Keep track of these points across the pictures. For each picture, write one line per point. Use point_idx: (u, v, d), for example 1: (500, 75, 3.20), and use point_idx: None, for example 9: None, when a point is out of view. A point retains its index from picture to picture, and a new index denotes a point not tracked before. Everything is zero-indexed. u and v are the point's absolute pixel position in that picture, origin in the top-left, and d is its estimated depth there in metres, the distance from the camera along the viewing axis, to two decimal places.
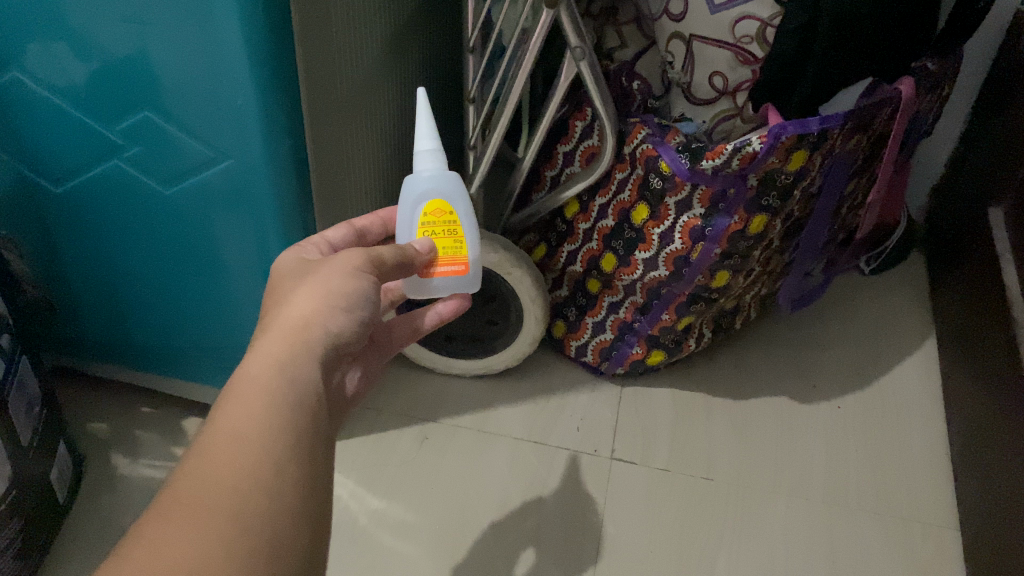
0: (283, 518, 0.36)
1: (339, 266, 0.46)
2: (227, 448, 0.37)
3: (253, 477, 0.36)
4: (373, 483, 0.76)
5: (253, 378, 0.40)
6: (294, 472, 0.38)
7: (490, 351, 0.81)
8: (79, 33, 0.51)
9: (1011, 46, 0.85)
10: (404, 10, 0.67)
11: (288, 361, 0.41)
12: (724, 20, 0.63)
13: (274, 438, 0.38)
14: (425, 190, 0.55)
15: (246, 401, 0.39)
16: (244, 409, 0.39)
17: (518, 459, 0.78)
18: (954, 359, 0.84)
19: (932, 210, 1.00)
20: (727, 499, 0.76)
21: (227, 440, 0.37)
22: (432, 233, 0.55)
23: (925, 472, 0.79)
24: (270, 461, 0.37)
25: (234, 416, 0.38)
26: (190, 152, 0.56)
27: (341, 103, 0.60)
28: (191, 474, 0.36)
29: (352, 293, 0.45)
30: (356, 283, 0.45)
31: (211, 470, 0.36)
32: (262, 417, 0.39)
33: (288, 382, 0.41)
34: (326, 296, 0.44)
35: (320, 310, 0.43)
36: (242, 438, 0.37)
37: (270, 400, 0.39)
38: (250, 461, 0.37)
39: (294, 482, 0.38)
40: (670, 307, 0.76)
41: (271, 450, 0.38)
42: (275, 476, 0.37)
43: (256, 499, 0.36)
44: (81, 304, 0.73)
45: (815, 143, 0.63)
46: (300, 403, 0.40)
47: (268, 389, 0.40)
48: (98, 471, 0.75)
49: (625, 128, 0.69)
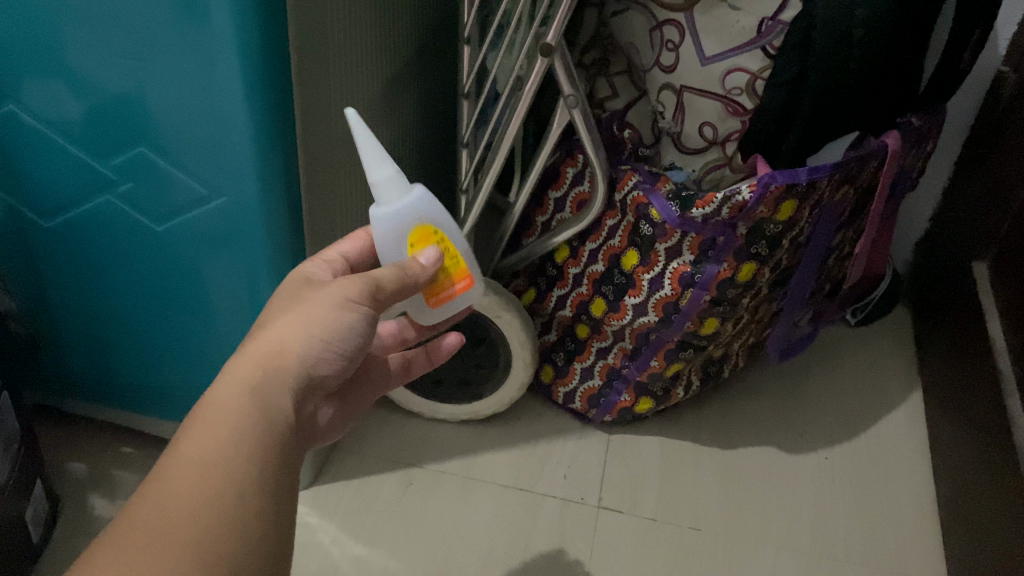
0: (244, 547, 0.36)
1: (329, 295, 0.45)
2: (192, 471, 0.37)
3: (214, 503, 0.36)
4: (355, 530, 0.74)
5: (221, 399, 0.40)
6: (255, 501, 0.38)
7: (478, 397, 0.81)
8: (78, 70, 0.51)
9: (993, 105, 0.87)
10: (400, 56, 0.68)
11: (263, 385, 0.41)
12: (714, 72, 0.64)
13: (240, 463, 0.38)
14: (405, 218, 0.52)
15: (212, 424, 0.39)
16: (210, 431, 0.38)
17: (503, 506, 0.77)
18: (940, 412, 0.84)
19: (917, 264, 1.01)
20: (715, 551, 0.74)
21: (191, 465, 0.37)
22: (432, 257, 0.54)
23: (914, 525, 0.78)
24: (234, 489, 0.37)
25: (200, 441, 0.38)
26: (182, 190, 0.56)
27: (336, 148, 0.61)
28: (152, 498, 0.36)
29: (334, 324, 0.44)
30: (343, 316, 0.45)
31: (175, 493, 0.36)
32: (229, 442, 0.38)
33: (262, 406, 0.40)
34: (322, 324, 0.44)
35: (299, 342, 0.43)
36: (207, 463, 0.37)
37: (237, 424, 0.39)
38: (213, 485, 0.37)
39: (257, 510, 0.38)
40: (659, 354, 0.76)
41: (236, 479, 0.38)
42: (236, 502, 0.37)
43: (215, 529, 0.36)
44: (64, 342, 0.72)
45: (803, 194, 0.64)
46: (268, 432, 0.40)
47: (239, 411, 0.40)
48: (74, 512, 0.73)
49: (615, 175, 0.70)
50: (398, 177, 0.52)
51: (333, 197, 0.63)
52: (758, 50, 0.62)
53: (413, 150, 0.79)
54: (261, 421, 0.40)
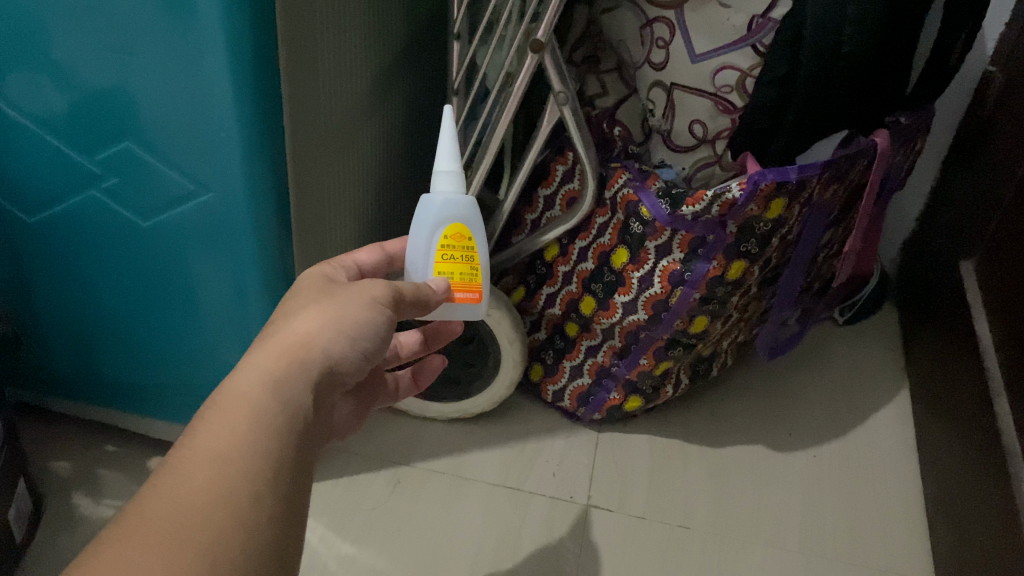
0: (257, 553, 0.33)
1: (360, 293, 0.43)
2: (206, 468, 0.34)
3: (227, 505, 0.33)
4: (343, 529, 0.74)
5: (236, 391, 0.37)
6: (270, 505, 0.35)
7: (466, 395, 0.81)
8: (62, 64, 0.51)
9: (980, 104, 0.87)
10: (389, 52, 0.68)
11: (281, 378, 0.38)
12: (704, 70, 0.65)
13: (257, 462, 0.35)
14: (440, 216, 0.53)
15: (228, 414, 0.36)
16: (226, 424, 0.35)
17: (492, 506, 0.77)
18: (927, 408, 0.85)
19: (905, 263, 1.02)
20: (705, 548, 0.75)
21: (205, 460, 0.34)
22: (450, 257, 0.53)
23: (900, 521, 0.78)
24: (250, 489, 0.34)
25: (216, 433, 0.35)
26: (170, 185, 0.56)
27: (327, 146, 0.61)
28: (163, 494, 0.33)
29: (362, 322, 0.42)
30: (370, 315, 0.42)
31: (188, 493, 0.33)
32: (246, 439, 0.35)
33: (281, 400, 0.37)
34: (335, 320, 0.41)
35: (324, 334, 0.40)
36: (223, 459, 0.34)
37: (258, 418, 0.36)
38: (227, 485, 0.34)
39: (270, 514, 0.34)
40: (649, 352, 0.76)
41: (251, 478, 0.34)
42: (252, 504, 0.34)
43: (230, 533, 0.33)
44: (47, 339, 0.71)
45: (794, 192, 0.64)
46: (287, 427, 0.37)
47: (257, 403, 0.36)
48: (57, 512, 0.72)
49: (606, 173, 0.70)
50: (457, 176, 0.54)
51: (323, 195, 0.63)
52: (748, 48, 0.63)
53: (403, 147, 0.79)
54: (279, 416, 0.37)
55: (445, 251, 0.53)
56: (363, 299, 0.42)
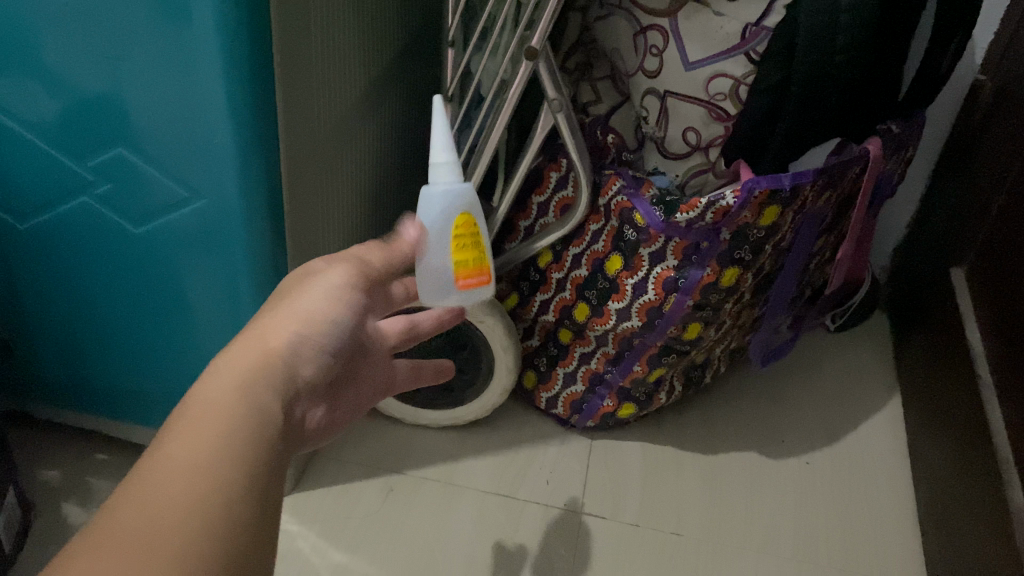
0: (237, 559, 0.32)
1: (316, 288, 0.45)
2: (176, 476, 0.33)
3: (199, 511, 0.32)
4: (336, 537, 0.73)
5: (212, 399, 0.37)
6: (248, 510, 0.33)
7: (459, 403, 0.81)
8: (54, 71, 0.51)
9: (970, 113, 0.88)
10: (383, 60, 0.68)
11: None
12: (698, 78, 0.65)
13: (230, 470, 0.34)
14: (445, 204, 0.52)
15: (202, 424, 0.35)
16: (199, 434, 0.35)
17: (485, 513, 0.76)
18: (919, 414, 0.85)
19: (895, 272, 1.03)
20: (698, 555, 0.74)
21: (178, 467, 0.33)
22: (460, 245, 0.52)
23: (893, 527, 0.78)
24: (224, 494, 0.33)
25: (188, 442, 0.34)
26: (163, 192, 0.56)
27: (321, 154, 0.61)
28: (133, 501, 0.32)
29: None
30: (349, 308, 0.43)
31: (159, 499, 0.32)
32: (218, 449, 0.34)
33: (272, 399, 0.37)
34: None
35: None
36: (195, 466, 0.33)
37: (233, 429, 0.36)
38: (199, 491, 0.32)
39: (246, 521, 0.33)
40: (642, 358, 0.76)
41: (225, 485, 0.33)
42: (224, 510, 0.32)
43: (207, 537, 0.31)
44: (37, 347, 0.70)
45: (787, 199, 0.65)
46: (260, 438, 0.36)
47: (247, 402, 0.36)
48: (46, 522, 0.72)
49: (600, 179, 0.70)
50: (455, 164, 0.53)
51: (317, 203, 0.63)
52: (741, 56, 0.63)
53: (396, 154, 0.79)
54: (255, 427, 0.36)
55: (458, 240, 0.52)
56: (325, 287, 0.45)
